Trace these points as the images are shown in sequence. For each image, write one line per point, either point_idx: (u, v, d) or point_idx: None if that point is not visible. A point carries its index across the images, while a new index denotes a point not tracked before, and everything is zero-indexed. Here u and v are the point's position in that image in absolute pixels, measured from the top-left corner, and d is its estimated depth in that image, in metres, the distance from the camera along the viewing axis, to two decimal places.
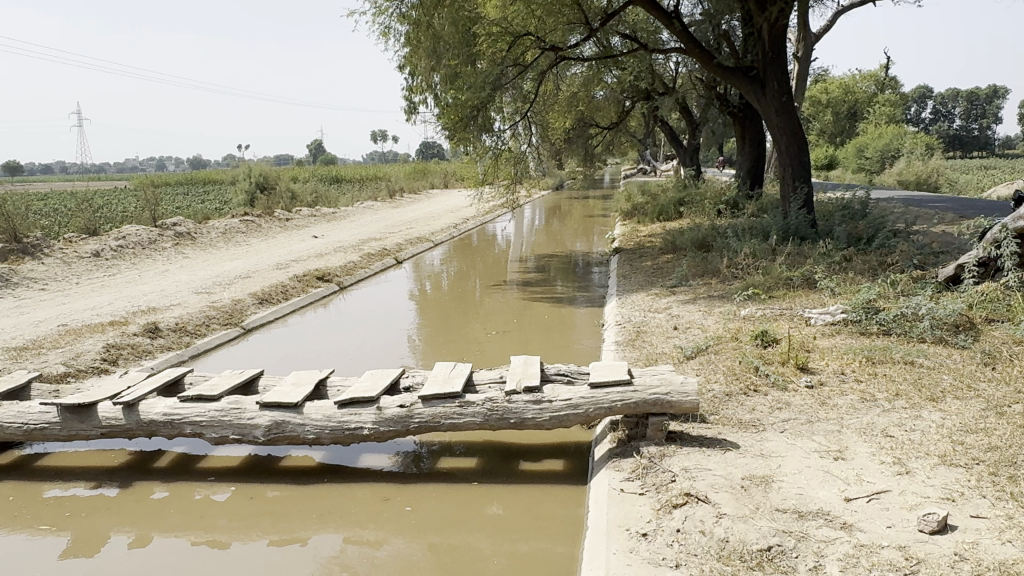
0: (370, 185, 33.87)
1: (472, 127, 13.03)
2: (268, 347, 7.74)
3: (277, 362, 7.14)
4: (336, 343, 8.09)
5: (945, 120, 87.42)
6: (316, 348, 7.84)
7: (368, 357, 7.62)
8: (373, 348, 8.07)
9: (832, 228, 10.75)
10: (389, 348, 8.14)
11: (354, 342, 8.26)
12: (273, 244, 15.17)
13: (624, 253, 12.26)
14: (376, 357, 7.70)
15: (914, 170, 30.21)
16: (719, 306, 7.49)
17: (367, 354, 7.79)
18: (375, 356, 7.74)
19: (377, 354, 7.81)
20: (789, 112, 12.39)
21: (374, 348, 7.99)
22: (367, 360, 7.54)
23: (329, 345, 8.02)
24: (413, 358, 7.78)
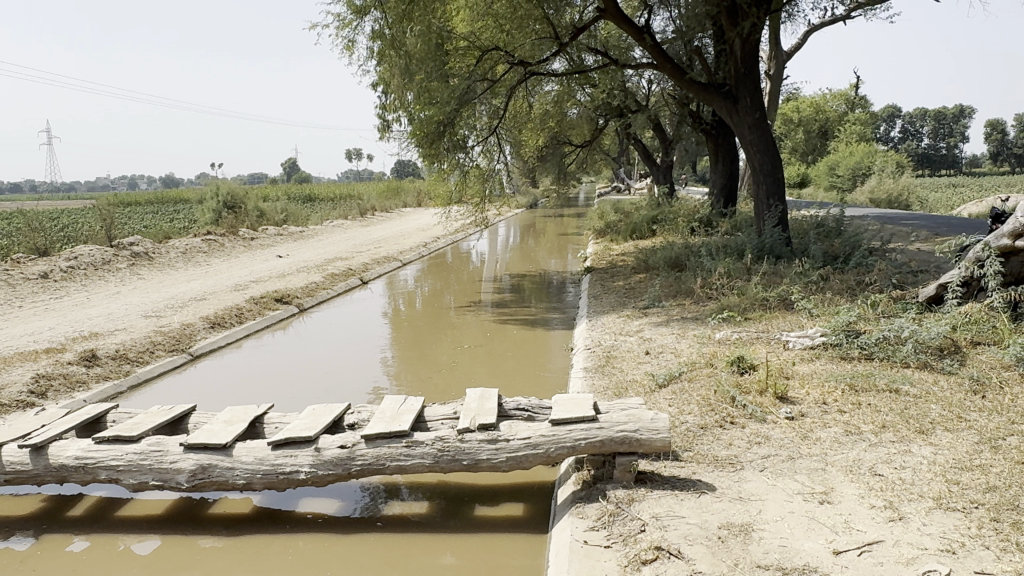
0: (341, 203, 33.43)
1: (440, 144, 12.68)
2: (218, 375, 7.30)
3: (224, 393, 6.69)
4: (292, 370, 7.66)
5: (914, 139, 88.58)
6: (269, 375, 7.40)
7: (324, 384, 7.18)
8: (331, 373, 7.63)
9: (808, 246, 10.50)
10: (349, 372, 7.72)
11: (311, 367, 7.82)
12: (235, 264, 14.68)
13: (597, 272, 11.93)
14: (334, 383, 7.25)
15: (884, 188, 30.32)
16: (692, 329, 7.15)
17: (324, 380, 7.35)
18: (332, 382, 7.31)
19: (335, 380, 7.37)
20: (762, 129, 12.18)
21: (331, 374, 7.57)
22: (323, 388, 7.09)
23: (283, 371, 7.58)
24: (373, 383, 7.36)
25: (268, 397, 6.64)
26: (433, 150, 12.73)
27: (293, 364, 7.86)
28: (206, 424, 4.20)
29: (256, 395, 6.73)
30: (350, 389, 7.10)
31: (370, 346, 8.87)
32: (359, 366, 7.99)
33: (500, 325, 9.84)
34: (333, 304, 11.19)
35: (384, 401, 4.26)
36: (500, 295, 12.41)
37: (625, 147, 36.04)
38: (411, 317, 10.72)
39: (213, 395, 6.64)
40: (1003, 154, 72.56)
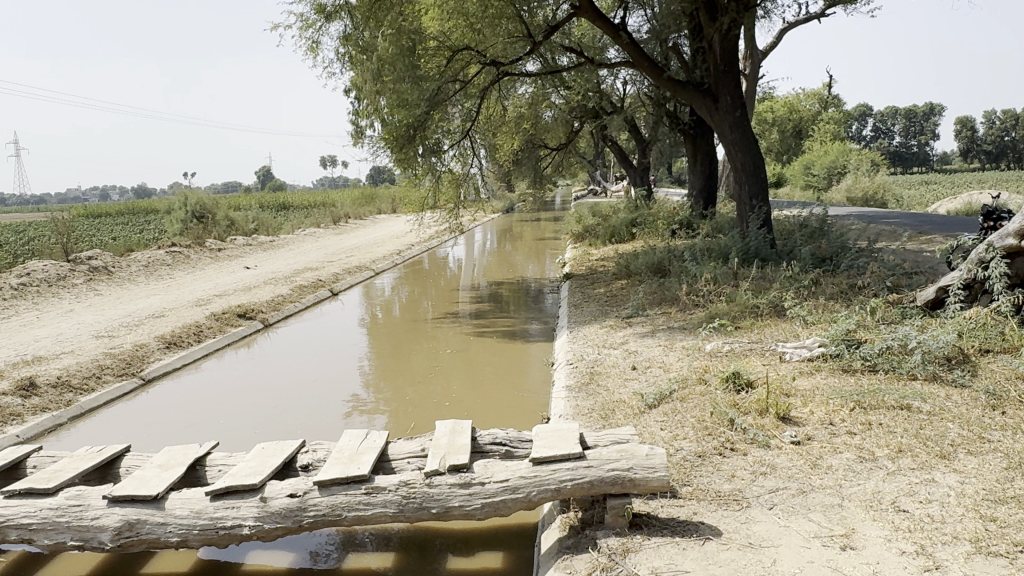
0: (314, 211, 32.82)
1: (411, 148, 12.17)
2: (172, 400, 6.76)
3: (175, 422, 6.15)
4: (254, 391, 7.13)
5: (886, 137, 89.28)
6: (228, 398, 6.87)
7: (287, 407, 6.66)
8: (295, 393, 7.11)
9: (795, 248, 10.12)
10: (315, 390, 7.19)
11: (275, 386, 7.29)
12: (201, 277, 14.08)
13: (576, 279, 11.49)
14: (298, 405, 6.73)
15: (861, 186, 30.20)
16: (681, 341, 6.71)
17: (287, 401, 6.83)
18: (297, 403, 6.80)
19: (299, 401, 6.86)
20: (743, 127, 11.79)
21: (294, 395, 7.02)
22: (286, 411, 6.57)
23: (244, 393, 7.05)
24: (340, 401, 6.85)
25: (223, 426, 6.10)
26: (404, 155, 12.22)
27: (255, 385, 7.33)
28: (138, 468, 3.68)
29: (211, 423, 6.19)
30: (315, 410, 6.58)
31: (339, 362, 8.35)
32: (326, 383, 7.47)
33: (477, 334, 9.34)
34: (301, 317, 10.64)
35: (342, 438, 3.77)
36: (476, 304, 11.91)
37: (601, 149, 35.69)
38: (385, 329, 10.18)
39: (163, 424, 6.11)
40: (974, 151, 73.15)
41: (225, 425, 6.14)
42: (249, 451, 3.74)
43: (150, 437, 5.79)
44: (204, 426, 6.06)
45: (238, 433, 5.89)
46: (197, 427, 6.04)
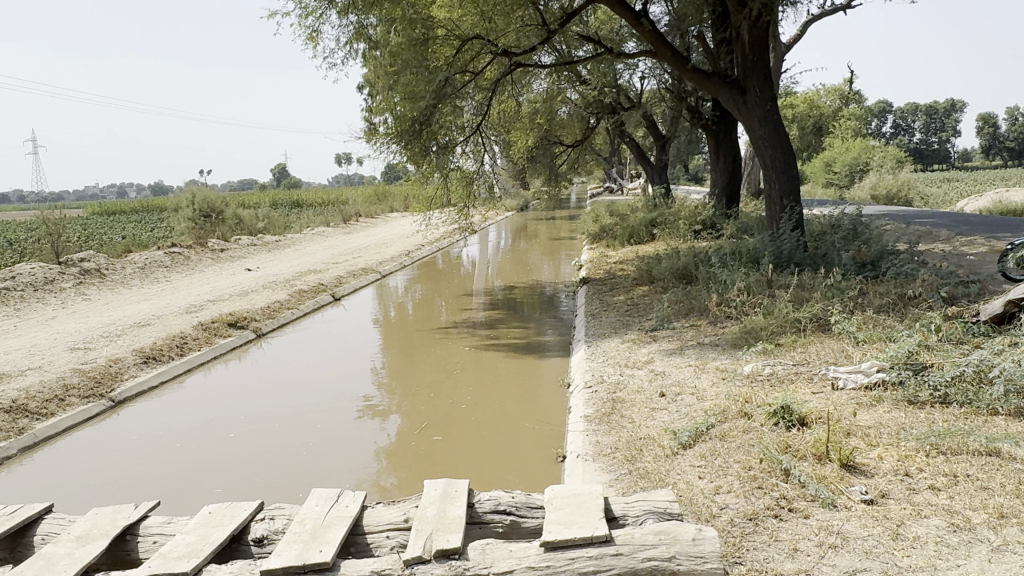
0: (325, 209, 32.20)
1: (417, 143, 11.40)
2: (142, 425, 6.17)
3: (137, 456, 5.55)
4: (235, 414, 6.49)
5: (906, 134, 87.85)
6: (203, 424, 6.25)
7: (267, 434, 6.00)
8: (280, 417, 6.45)
9: (832, 252, 9.30)
10: (303, 413, 6.53)
11: (259, 408, 6.65)
12: (199, 280, 13.39)
13: (593, 284, 10.74)
14: (279, 432, 6.07)
15: (884, 184, 29.24)
16: (714, 361, 5.94)
17: (267, 428, 6.17)
18: (278, 430, 6.14)
19: (280, 426, 6.19)
20: (774, 122, 10.94)
21: (278, 420, 6.35)
22: (265, 439, 5.91)
23: (224, 418, 6.41)
24: (329, 429, 6.16)
25: (191, 459, 5.49)
26: (410, 151, 11.47)
27: (237, 407, 6.68)
28: (53, 541, 2.97)
29: (177, 455, 5.57)
30: (297, 438, 5.91)
31: (336, 377, 7.65)
32: (317, 404, 6.79)
33: (485, 348, 8.50)
34: (299, 325, 9.92)
35: (306, 502, 3.04)
36: (488, 310, 11.16)
37: (616, 145, 34.82)
38: (393, 337, 9.50)
39: (124, 459, 5.52)
40: (997, 148, 71.69)
41: (194, 458, 5.52)
42: (190, 518, 3.01)
43: (106, 477, 5.21)
44: (169, 461, 5.45)
45: (205, 471, 5.27)
46: (161, 462, 5.44)
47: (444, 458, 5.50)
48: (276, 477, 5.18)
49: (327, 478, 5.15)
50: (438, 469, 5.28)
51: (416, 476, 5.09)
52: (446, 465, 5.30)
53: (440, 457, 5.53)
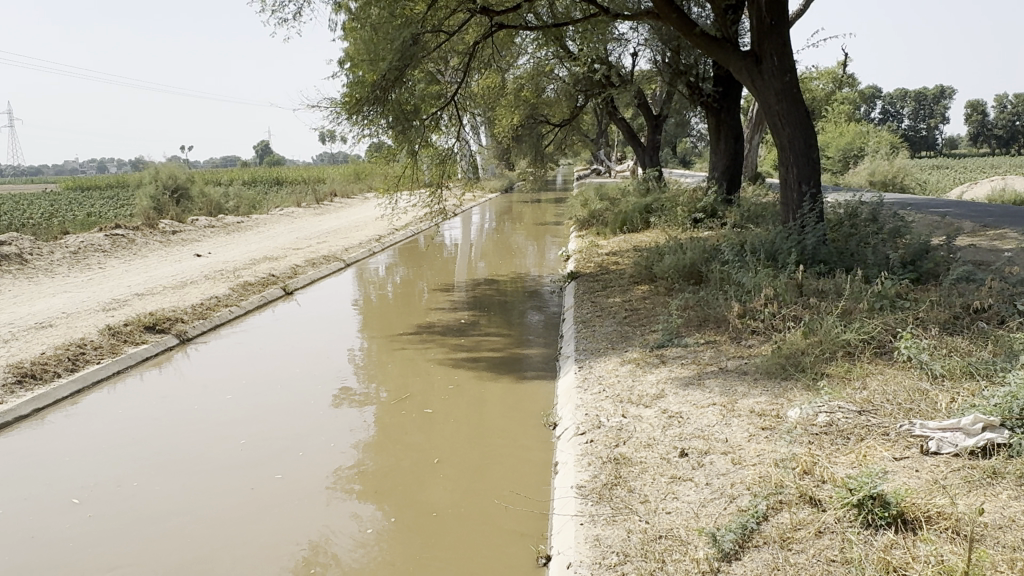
0: (301, 188, 30.59)
1: (381, 111, 9.78)
2: (83, 423, 5.55)
3: (93, 450, 5.13)
4: (196, 410, 5.86)
5: (894, 119, 86.60)
6: (160, 414, 5.75)
7: (233, 424, 5.60)
8: (248, 404, 6.00)
9: (865, 248, 7.88)
10: (270, 402, 6.04)
11: (224, 396, 6.15)
12: (137, 267, 11.84)
13: (583, 280, 9.31)
14: (244, 425, 5.58)
15: (879, 169, 27.84)
16: (746, 401, 4.52)
17: (236, 417, 5.74)
18: (248, 418, 5.72)
19: (248, 418, 5.69)
20: (793, 96, 9.37)
21: (240, 416, 5.74)
22: (227, 440, 5.31)
23: (185, 406, 5.92)
24: (298, 427, 5.56)
25: (148, 454, 5.08)
26: (370, 121, 9.83)
27: (202, 395, 6.17)
28: None
29: (134, 450, 5.15)
30: (266, 429, 5.51)
31: (304, 367, 6.97)
32: (286, 397, 6.16)
33: (453, 360, 6.89)
34: (238, 326, 8.40)
35: None
36: (459, 306, 9.66)
37: (604, 125, 33.28)
38: (348, 343, 7.87)
39: (81, 454, 5.07)
40: (986, 135, 70.52)
41: (147, 457, 5.04)
42: None
43: (57, 475, 4.80)
44: (127, 455, 5.06)
45: (157, 473, 4.80)
46: (108, 463, 4.94)
47: (426, 439, 5.35)
48: (236, 481, 4.72)
49: (292, 482, 4.70)
50: (424, 448, 5.21)
51: (399, 460, 5.00)
52: (429, 451, 5.16)
53: (422, 439, 5.37)
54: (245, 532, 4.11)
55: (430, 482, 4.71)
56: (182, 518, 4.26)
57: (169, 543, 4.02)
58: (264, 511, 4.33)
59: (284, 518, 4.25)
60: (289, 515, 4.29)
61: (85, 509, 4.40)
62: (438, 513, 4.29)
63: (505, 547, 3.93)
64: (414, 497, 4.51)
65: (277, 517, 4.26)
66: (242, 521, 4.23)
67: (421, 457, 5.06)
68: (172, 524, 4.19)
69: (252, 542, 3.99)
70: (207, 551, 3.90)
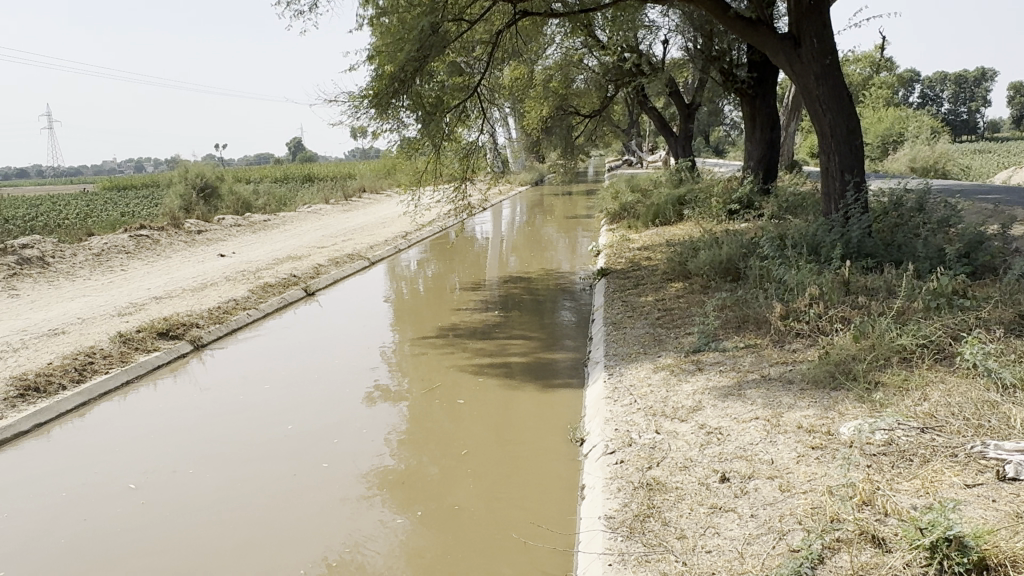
0: (330, 184, 30.47)
1: (401, 103, 9.42)
2: (122, 420, 5.59)
3: (141, 441, 5.24)
4: (236, 403, 5.95)
5: (934, 103, 84.54)
6: (201, 407, 5.84)
7: (272, 415, 5.68)
8: (284, 396, 6.08)
9: (915, 240, 7.37)
10: (305, 394, 6.09)
11: (263, 390, 6.23)
12: (160, 269, 11.65)
13: (613, 278, 8.91)
14: (283, 416, 5.66)
15: (920, 155, 26.97)
16: (793, 416, 4.10)
17: (274, 408, 5.82)
18: (286, 409, 5.80)
19: (286, 410, 5.76)
20: (834, 79, 8.81)
21: (279, 407, 5.82)
22: (267, 430, 5.40)
23: (225, 399, 6.02)
24: (334, 417, 5.63)
25: (195, 445, 5.19)
26: (390, 115, 9.47)
27: (237, 390, 6.22)
28: None
29: (180, 441, 5.26)
30: (303, 420, 5.58)
31: (331, 365, 6.91)
32: (320, 390, 6.22)
33: (476, 366, 6.53)
34: (256, 330, 8.14)
35: None
36: (485, 305, 9.30)
37: (636, 115, 32.71)
38: (369, 346, 7.56)
39: (130, 445, 5.18)
40: None
41: (193, 447, 5.14)
42: None
43: (107, 464, 4.91)
44: (174, 445, 5.17)
45: (186, 472, 4.78)
46: (139, 463, 4.92)
47: (448, 442, 5.23)
48: (265, 479, 4.67)
49: (334, 470, 4.77)
50: (456, 439, 5.28)
51: (433, 452, 5.08)
52: (455, 453, 5.05)
53: (445, 441, 5.25)
54: (294, 517, 4.20)
55: (462, 474, 4.76)
56: (232, 506, 4.35)
57: (222, 527, 4.12)
58: (311, 497, 4.42)
59: (327, 505, 4.33)
60: (334, 502, 4.37)
61: (139, 494, 4.51)
62: (474, 503, 4.35)
63: (525, 557, 3.75)
64: (438, 500, 4.42)
65: (303, 517, 4.20)
66: (269, 521, 4.17)
67: (453, 449, 5.13)
68: (220, 512, 4.28)
69: (278, 544, 3.93)
70: (261, 537, 3.99)
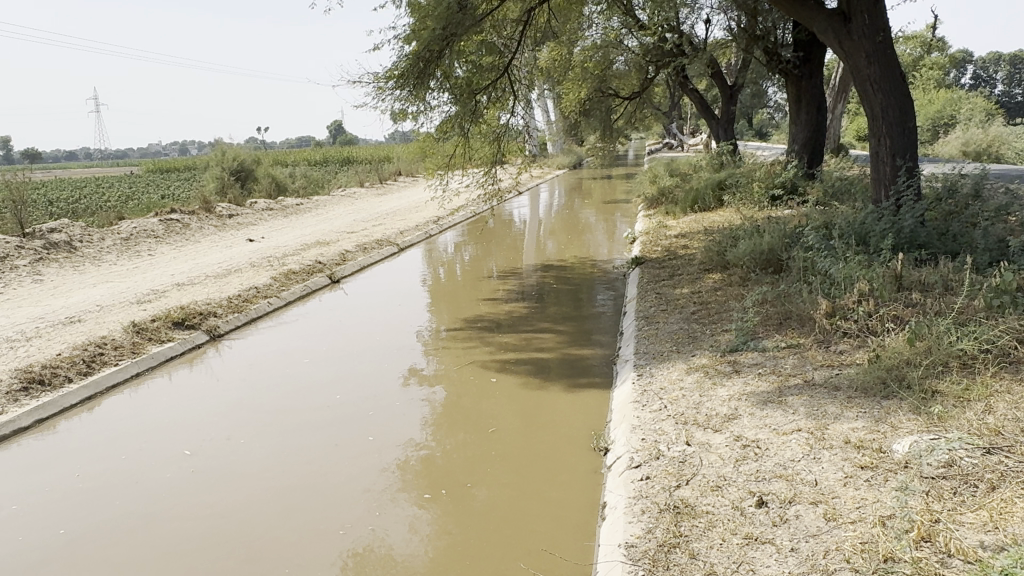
0: (367, 167, 30.28)
1: (429, 85, 9.06)
2: (171, 394, 5.84)
3: (190, 413, 5.49)
4: (278, 379, 6.15)
5: (987, 84, 81.83)
6: (245, 383, 6.06)
7: (313, 392, 5.86)
8: (322, 375, 6.23)
9: (973, 230, 6.86)
10: (342, 375, 6.21)
11: (302, 369, 6.38)
12: (187, 254, 11.49)
13: (648, 267, 8.51)
14: (323, 392, 5.84)
15: (973, 139, 25.91)
16: (840, 429, 3.70)
17: (314, 386, 6.00)
18: (326, 387, 5.97)
19: (326, 387, 5.94)
20: (886, 58, 8.26)
21: (319, 385, 6.00)
22: (308, 406, 5.59)
23: (267, 376, 6.22)
24: (371, 396, 5.77)
25: (241, 417, 5.41)
26: (418, 98, 9.10)
27: (277, 369, 6.39)
28: None
29: (227, 414, 5.49)
30: (343, 397, 5.75)
31: (359, 352, 6.83)
32: (356, 370, 6.33)
33: (499, 363, 6.21)
34: (277, 320, 7.92)
35: None
36: (514, 295, 8.96)
37: (677, 96, 31.97)
38: (390, 337, 7.28)
39: (180, 416, 5.43)
40: None
41: (238, 420, 5.36)
42: None
43: (159, 433, 5.16)
44: (221, 418, 5.41)
45: (221, 451, 4.88)
46: (184, 436, 5.14)
47: (471, 428, 5.20)
48: (294, 465, 4.68)
49: (371, 446, 4.94)
50: (487, 416, 5.35)
51: (464, 429, 5.18)
52: (482, 432, 5.09)
53: (468, 426, 5.24)
54: (330, 491, 4.37)
55: (491, 451, 4.86)
56: (273, 478, 4.55)
57: (263, 498, 4.31)
58: (347, 473, 4.59)
59: (362, 482, 4.48)
60: (369, 478, 4.53)
61: (187, 463, 4.75)
62: (502, 481, 4.46)
63: (548, 550, 3.71)
64: (464, 489, 4.40)
65: (331, 507, 4.19)
66: (297, 509, 4.18)
67: (483, 425, 5.21)
68: (262, 484, 4.48)
69: (305, 533, 3.93)
70: (298, 509, 4.18)
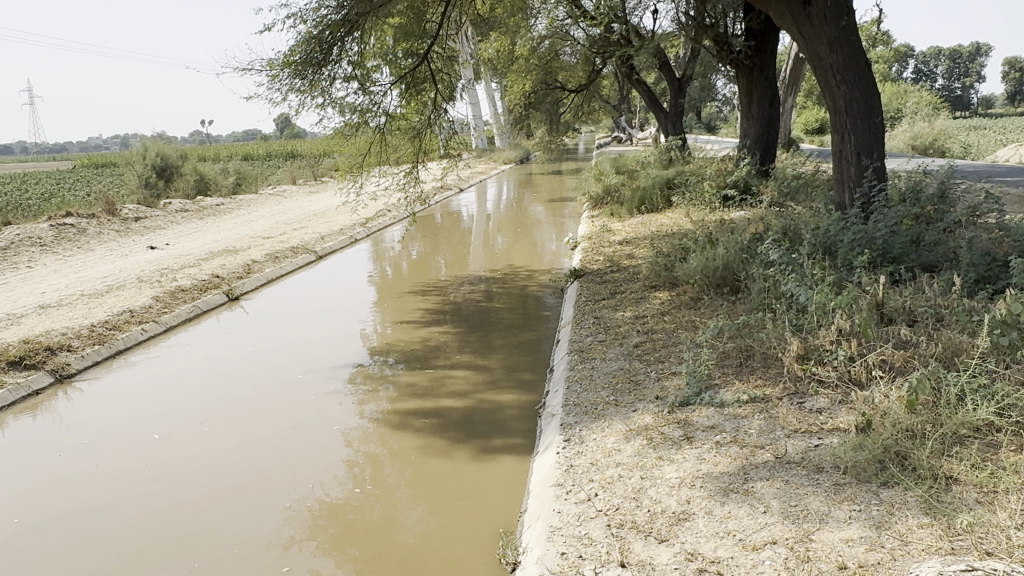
0: (305, 163, 28.76)
1: (333, 74, 7.83)
2: (117, 395, 5.66)
3: (146, 409, 5.38)
4: (226, 379, 5.95)
5: (928, 78, 82.83)
6: (193, 384, 5.87)
7: (266, 389, 5.68)
8: (267, 376, 5.98)
9: (953, 241, 5.95)
10: (286, 377, 5.94)
11: (241, 374, 6.06)
12: (72, 266, 10.14)
13: (586, 282, 7.48)
14: (273, 391, 5.64)
15: (919, 132, 25.36)
16: (831, 545, 2.67)
17: (262, 385, 5.79)
18: (274, 386, 5.76)
19: (275, 386, 5.73)
20: (848, 45, 7.33)
21: (263, 385, 5.76)
22: (264, 402, 5.44)
23: (214, 377, 6.01)
24: (320, 395, 5.52)
25: (196, 412, 5.29)
26: (320, 88, 7.84)
27: (224, 371, 6.17)
28: None
29: (182, 409, 5.36)
30: (296, 394, 5.56)
31: (293, 359, 6.41)
32: (300, 372, 6.05)
33: (401, 412, 5.11)
34: (160, 346, 6.83)
35: None
36: (435, 315, 7.85)
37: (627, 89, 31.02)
38: (284, 367, 6.19)
39: (135, 413, 5.32)
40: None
41: (192, 416, 5.23)
42: None
43: (112, 430, 5.05)
44: (176, 413, 5.29)
45: (176, 444, 4.79)
46: (138, 430, 5.03)
47: (403, 435, 4.78)
48: (247, 463, 4.48)
49: (318, 441, 4.74)
50: (417, 430, 4.83)
51: (400, 434, 4.81)
52: (417, 440, 4.71)
53: (395, 441, 4.72)
54: (277, 483, 4.22)
55: (430, 454, 4.53)
56: (220, 470, 4.41)
57: (212, 489, 4.19)
58: (295, 465, 4.43)
59: (309, 474, 4.31)
60: (314, 471, 4.35)
61: (142, 454, 4.65)
62: (439, 482, 4.17)
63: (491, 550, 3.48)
64: (401, 493, 4.08)
65: (276, 501, 4.00)
66: (243, 504, 4.00)
67: (416, 434, 4.79)
68: (210, 475, 4.35)
69: (247, 526, 3.76)
70: (243, 499, 4.04)
